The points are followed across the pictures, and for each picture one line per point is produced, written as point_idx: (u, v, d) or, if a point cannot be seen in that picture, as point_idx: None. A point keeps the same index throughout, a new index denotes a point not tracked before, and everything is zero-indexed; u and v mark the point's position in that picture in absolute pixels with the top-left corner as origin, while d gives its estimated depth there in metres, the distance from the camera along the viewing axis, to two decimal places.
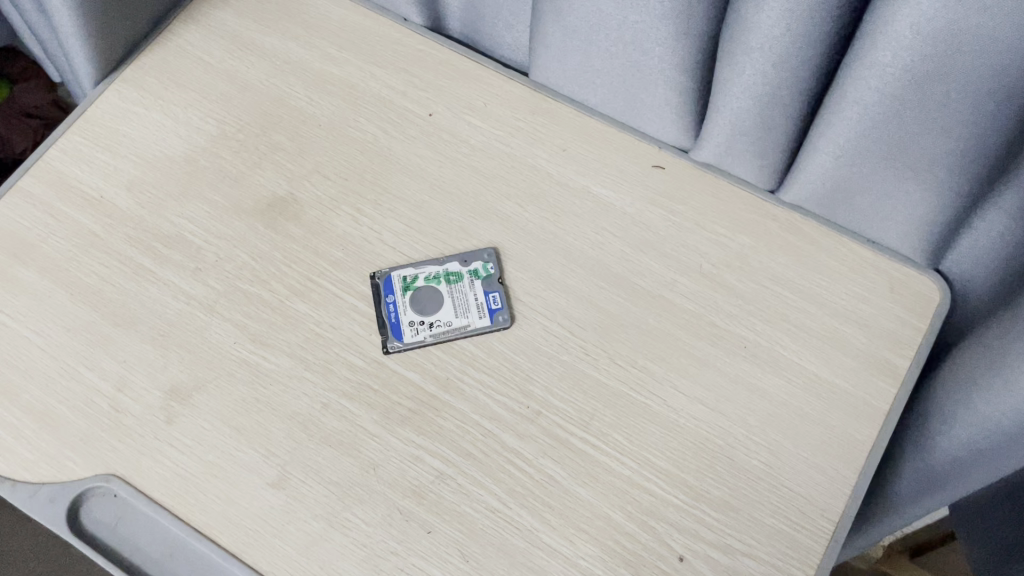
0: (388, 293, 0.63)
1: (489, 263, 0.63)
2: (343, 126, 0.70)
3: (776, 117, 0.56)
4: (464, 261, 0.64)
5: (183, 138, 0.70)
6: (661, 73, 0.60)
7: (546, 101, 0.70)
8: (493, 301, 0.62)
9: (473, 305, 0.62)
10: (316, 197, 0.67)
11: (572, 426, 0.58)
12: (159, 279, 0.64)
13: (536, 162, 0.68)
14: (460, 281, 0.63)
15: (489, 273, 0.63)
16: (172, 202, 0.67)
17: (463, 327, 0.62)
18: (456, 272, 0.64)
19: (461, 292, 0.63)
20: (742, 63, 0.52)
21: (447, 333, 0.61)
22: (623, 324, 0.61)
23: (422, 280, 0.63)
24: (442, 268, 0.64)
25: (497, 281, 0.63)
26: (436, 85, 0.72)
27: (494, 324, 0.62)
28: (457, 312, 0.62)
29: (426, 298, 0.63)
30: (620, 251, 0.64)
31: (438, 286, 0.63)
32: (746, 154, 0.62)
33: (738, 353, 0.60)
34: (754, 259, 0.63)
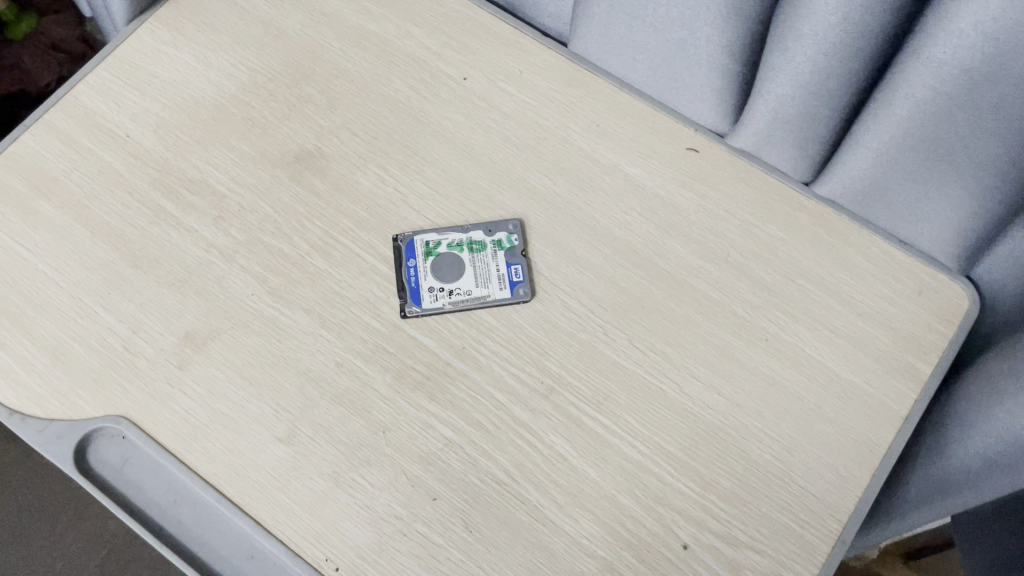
0: (408, 257, 0.62)
1: (513, 235, 0.63)
2: (375, 83, 0.69)
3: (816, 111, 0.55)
4: (488, 231, 0.63)
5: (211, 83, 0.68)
6: (707, 54, 0.57)
7: (583, 74, 0.68)
8: (514, 274, 0.61)
9: (495, 277, 0.61)
10: (343, 152, 0.66)
11: (585, 405, 0.58)
12: (180, 225, 0.64)
13: (568, 135, 0.66)
14: (483, 250, 0.62)
15: (513, 245, 0.62)
16: (197, 147, 0.66)
17: (483, 297, 0.61)
18: (479, 241, 0.63)
19: (483, 262, 0.62)
20: (793, 50, 0.51)
21: (466, 302, 0.61)
22: (645, 308, 0.61)
23: (445, 247, 0.63)
24: (465, 236, 0.63)
25: (520, 253, 0.62)
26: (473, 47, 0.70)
27: (513, 296, 0.61)
28: (478, 282, 0.62)
29: (446, 266, 0.62)
30: (646, 232, 0.63)
31: (460, 254, 0.63)
32: (782, 142, 0.60)
33: (759, 345, 0.59)
34: (782, 251, 0.62)
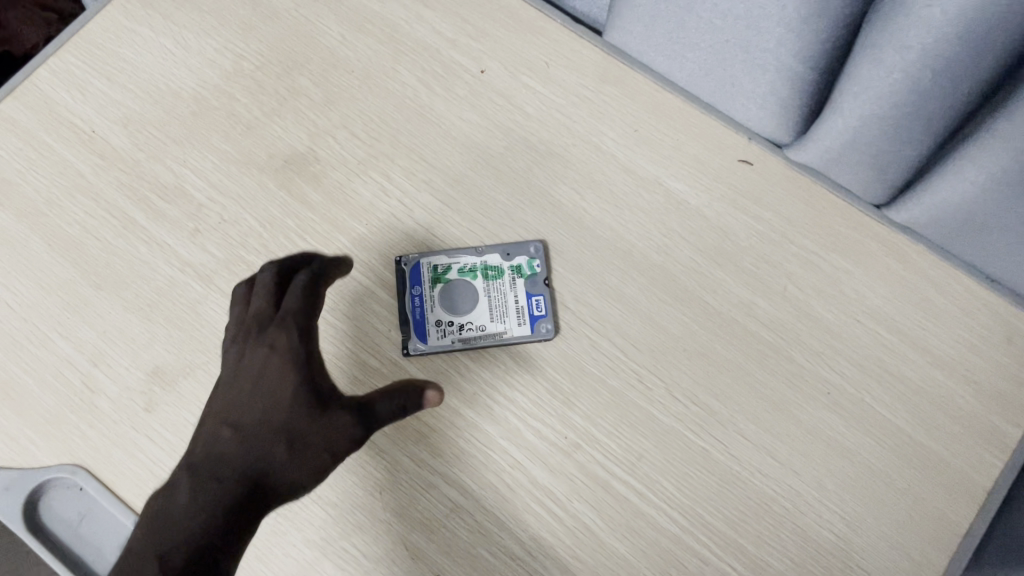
0: (413, 283, 0.54)
1: (535, 259, 0.54)
2: (379, 74, 0.59)
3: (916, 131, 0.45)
4: (506, 254, 0.54)
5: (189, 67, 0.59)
6: (776, 60, 0.47)
7: (617, 67, 0.58)
8: (536, 307, 0.53)
9: (513, 310, 0.53)
10: (340, 156, 0.57)
11: (615, 467, 0.50)
12: (151, 239, 0.55)
13: (601, 141, 0.57)
14: (499, 278, 0.54)
15: (535, 272, 0.54)
16: (172, 146, 0.57)
17: (498, 334, 0.53)
18: (495, 266, 0.55)
19: (499, 293, 0.54)
20: (889, 62, 0.41)
21: (479, 339, 0.53)
22: (687, 351, 0.52)
23: (455, 273, 0.55)
24: (480, 259, 0.55)
25: (543, 282, 0.53)
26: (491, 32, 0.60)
27: (534, 333, 0.52)
28: (493, 316, 0.54)
29: (457, 295, 0.54)
30: (690, 260, 0.54)
31: (473, 281, 0.55)
32: (860, 162, 0.50)
33: (817, 400, 0.51)
34: (848, 287, 0.53)
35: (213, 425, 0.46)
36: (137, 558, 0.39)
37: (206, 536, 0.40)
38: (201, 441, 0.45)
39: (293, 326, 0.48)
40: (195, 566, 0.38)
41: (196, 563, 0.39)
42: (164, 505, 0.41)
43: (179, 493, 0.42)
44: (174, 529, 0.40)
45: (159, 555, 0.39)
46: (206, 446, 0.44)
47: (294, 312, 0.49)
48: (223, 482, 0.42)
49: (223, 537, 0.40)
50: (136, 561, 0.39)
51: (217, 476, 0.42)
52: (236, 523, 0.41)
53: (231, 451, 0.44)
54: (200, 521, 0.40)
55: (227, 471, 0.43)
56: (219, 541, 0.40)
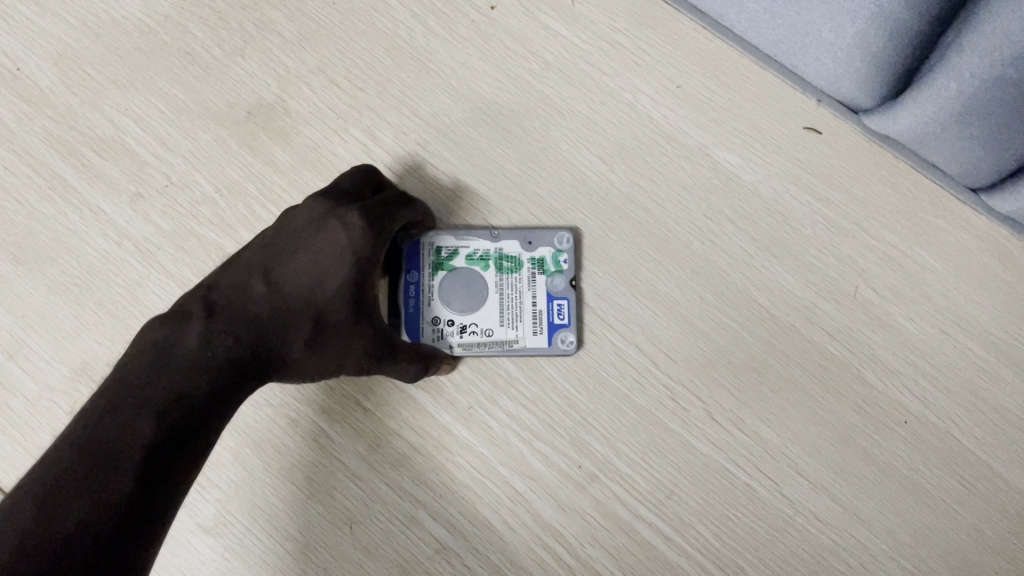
0: (410, 266, 0.43)
1: (561, 254, 0.43)
2: (366, 6, 0.48)
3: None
4: (527, 242, 0.43)
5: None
6: (869, 5, 0.36)
7: (657, 6, 0.47)
8: (557, 314, 0.42)
9: (528, 313, 0.43)
10: (315, 108, 0.47)
11: (638, 504, 0.41)
12: (83, 204, 0.46)
13: (636, 99, 0.46)
14: (516, 272, 0.43)
15: (560, 268, 0.43)
16: (112, 90, 0.47)
17: (507, 344, 0.42)
18: (512, 256, 0.43)
19: (515, 290, 0.43)
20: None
21: (483, 349, 0.42)
22: (732, 365, 0.43)
23: (463, 259, 0.43)
24: (494, 246, 0.43)
25: (569, 283, 0.43)
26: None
27: (551, 346, 0.42)
28: (504, 319, 0.42)
29: (461, 286, 0.43)
30: (739, 250, 0.44)
31: (484, 272, 0.43)
32: (980, 135, 0.38)
33: (890, 431, 0.42)
34: (934, 290, 0.43)
35: (246, 270, 0.36)
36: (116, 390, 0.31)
37: (197, 399, 0.32)
38: (234, 278, 0.36)
39: (375, 220, 0.39)
40: (172, 432, 0.31)
41: (178, 429, 0.31)
42: (172, 333, 0.33)
43: (192, 332, 0.33)
44: (173, 376, 0.32)
45: (138, 404, 0.30)
46: (236, 290, 0.35)
47: (383, 209, 0.39)
48: (238, 344, 0.34)
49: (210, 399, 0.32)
50: (121, 390, 0.31)
51: (236, 328, 0.34)
52: (230, 387, 0.33)
53: (263, 317, 0.35)
54: (198, 379, 0.32)
55: (248, 331, 0.34)
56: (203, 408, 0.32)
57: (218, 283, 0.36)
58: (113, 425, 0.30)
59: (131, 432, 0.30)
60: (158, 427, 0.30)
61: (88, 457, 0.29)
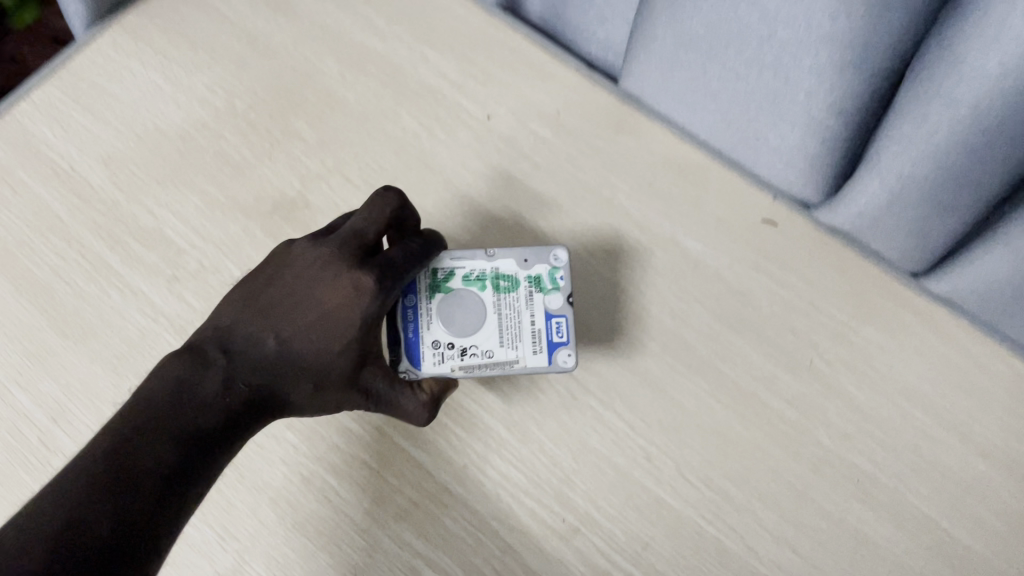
0: (408, 292, 0.49)
1: (556, 270, 0.49)
2: (379, 117, 0.55)
3: (963, 178, 0.39)
4: (525, 261, 0.50)
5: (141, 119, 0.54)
6: (805, 112, 0.43)
7: (634, 115, 0.53)
8: (554, 331, 0.48)
9: (527, 333, 0.49)
10: (333, 204, 0.53)
11: (616, 555, 0.45)
12: (125, 286, 0.52)
13: (612, 195, 0.53)
14: (513, 289, 0.49)
15: (555, 284, 0.49)
16: (155, 187, 0.54)
17: (508, 363, 0.48)
18: (509, 274, 0.50)
19: (512, 309, 0.49)
20: (931, 112, 0.37)
21: (485, 367, 0.48)
22: (700, 428, 0.47)
23: (461, 279, 0.49)
24: (491, 265, 0.50)
25: (563, 300, 0.49)
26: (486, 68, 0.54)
27: (549, 364, 0.48)
28: (502, 340, 0.49)
29: (461, 305, 0.49)
30: (705, 327, 0.49)
31: (482, 288, 0.49)
32: (910, 224, 0.44)
33: (842, 488, 0.46)
34: (881, 362, 0.48)
35: (262, 320, 0.44)
36: (140, 417, 0.39)
37: (209, 433, 0.41)
38: (251, 325, 0.44)
39: (382, 280, 0.46)
40: (185, 461, 0.39)
41: (191, 457, 0.40)
42: (191, 375, 0.42)
43: (211, 376, 0.42)
44: (189, 418, 0.40)
45: (159, 435, 0.39)
46: (249, 344, 0.44)
47: (391, 259, 0.47)
48: (244, 389, 0.43)
49: (212, 442, 0.41)
50: (150, 426, 0.39)
51: (242, 377, 0.43)
52: (233, 429, 0.42)
53: (269, 365, 0.44)
54: (203, 421, 0.41)
55: (252, 378, 0.43)
56: (206, 439, 0.40)
57: (233, 329, 0.44)
58: (141, 455, 0.38)
59: (158, 460, 0.38)
60: (176, 456, 0.39)
61: (111, 466, 0.37)
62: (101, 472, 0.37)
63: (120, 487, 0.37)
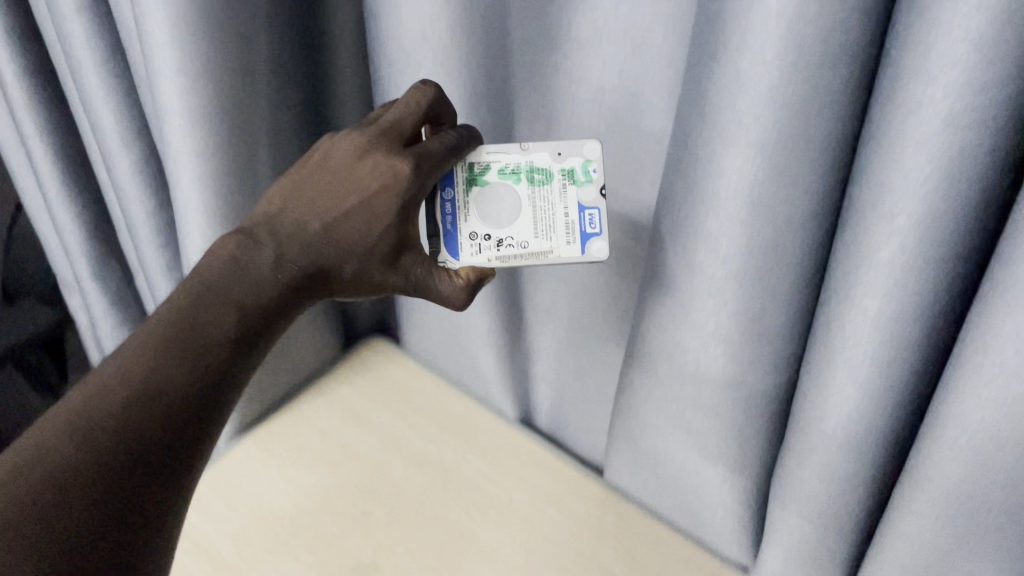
0: (446, 185, 0.51)
1: (590, 163, 0.51)
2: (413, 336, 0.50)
3: (931, 221, 0.34)
4: (558, 155, 0.51)
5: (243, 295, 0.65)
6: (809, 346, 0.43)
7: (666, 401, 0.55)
8: (588, 223, 0.51)
9: (561, 223, 0.51)
10: None
11: None
12: None
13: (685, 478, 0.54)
14: (547, 183, 0.51)
15: (589, 177, 0.51)
16: None
17: (543, 254, 0.51)
18: (543, 168, 0.51)
19: (546, 202, 0.51)
20: (867, 281, 0.38)
21: (520, 257, 0.51)
22: None
23: (496, 174, 0.51)
24: (525, 159, 0.51)
25: (596, 192, 0.51)
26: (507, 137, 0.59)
27: (583, 253, 0.51)
28: (537, 231, 0.51)
29: (496, 200, 0.51)
30: None
31: (517, 183, 0.51)
32: (875, 327, 0.38)
33: None
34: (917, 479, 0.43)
35: (310, 198, 0.47)
36: (172, 319, 0.42)
37: (245, 313, 0.44)
38: (302, 203, 0.47)
39: (417, 170, 0.46)
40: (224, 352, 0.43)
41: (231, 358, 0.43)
42: (242, 260, 0.45)
43: (263, 252, 0.45)
44: (229, 304, 0.44)
45: (190, 346, 0.42)
46: (292, 226, 0.46)
47: (427, 154, 0.47)
48: (294, 271, 0.46)
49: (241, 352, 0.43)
50: (189, 318, 0.42)
51: (291, 260, 0.46)
52: (280, 312, 0.46)
53: (315, 244, 0.46)
54: (229, 326, 0.43)
55: (303, 259, 0.46)
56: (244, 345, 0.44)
57: (288, 200, 0.47)
58: (191, 345, 0.42)
59: (206, 345, 0.42)
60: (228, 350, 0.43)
61: (138, 391, 0.39)
62: (114, 405, 0.39)
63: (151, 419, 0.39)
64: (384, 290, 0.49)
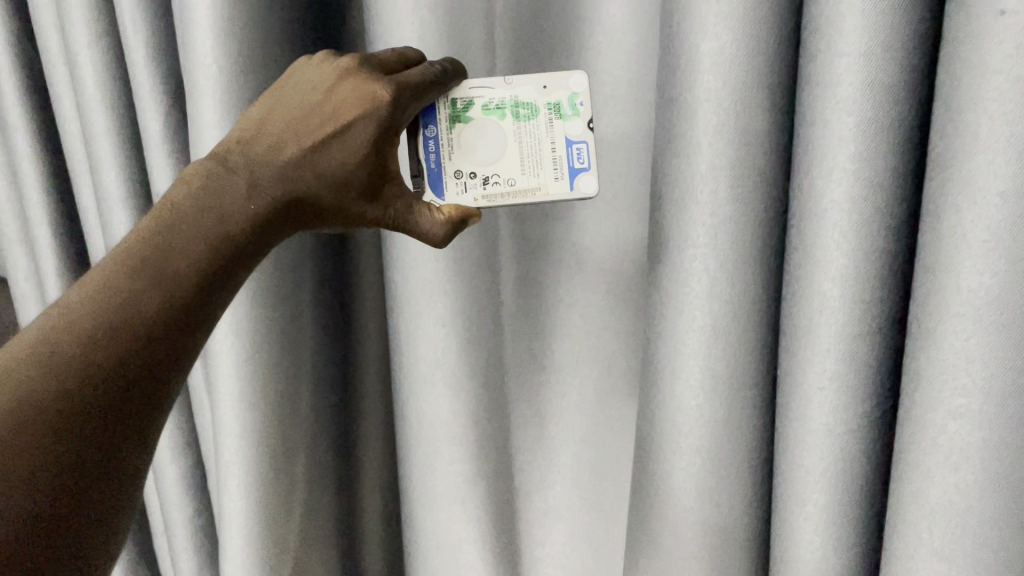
0: (428, 120, 0.47)
1: (575, 96, 0.47)
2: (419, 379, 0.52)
3: (873, 161, 0.35)
4: (543, 88, 0.47)
5: (255, 413, 0.52)
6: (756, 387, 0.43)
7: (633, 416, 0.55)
8: (576, 157, 0.47)
9: (548, 158, 0.47)
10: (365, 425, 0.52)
11: None
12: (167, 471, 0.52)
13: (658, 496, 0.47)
14: (532, 118, 0.47)
15: (575, 110, 0.47)
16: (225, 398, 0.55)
17: (533, 189, 0.47)
18: (527, 103, 0.47)
19: (532, 136, 0.47)
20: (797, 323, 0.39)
21: (509, 194, 0.47)
22: None
23: (479, 109, 0.47)
24: (509, 93, 0.47)
25: (584, 125, 0.47)
26: (534, 312, 0.56)
27: (574, 187, 0.47)
28: (524, 166, 0.47)
29: (481, 139, 0.47)
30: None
31: (501, 119, 0.47)
32: (836, 319, 0.37)
33: None
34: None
35: (281, 128, 0.42)
36: (149, 242, 0.38)
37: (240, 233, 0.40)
38: (274, 130, 0.42)
39: (398, 101, 0.42)
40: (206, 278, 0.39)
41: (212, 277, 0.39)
42: (214, 186, 0.40)
43: (236, 176, 0.41)
44: (211, 231, 0.39)
45: (167, 274, 0.38)
46: (267, 148, 0.42)
47: (410, 85, 0.43)
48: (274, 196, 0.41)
49: (216, 287, 0.39)
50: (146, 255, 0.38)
51: (264, 185, 0.41)
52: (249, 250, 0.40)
53: (290, 169, 0.42)
54: (200, 259, 0.39)
55: (278, 184, 0.41)
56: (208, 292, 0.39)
57: (260, 129, 0.42)
58: (151, 281, 0.37)
59: (170, 281, 0.38)
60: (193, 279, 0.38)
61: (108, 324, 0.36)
62: (83, 340, 0.35)
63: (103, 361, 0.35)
64: (362, 220, 0.44)
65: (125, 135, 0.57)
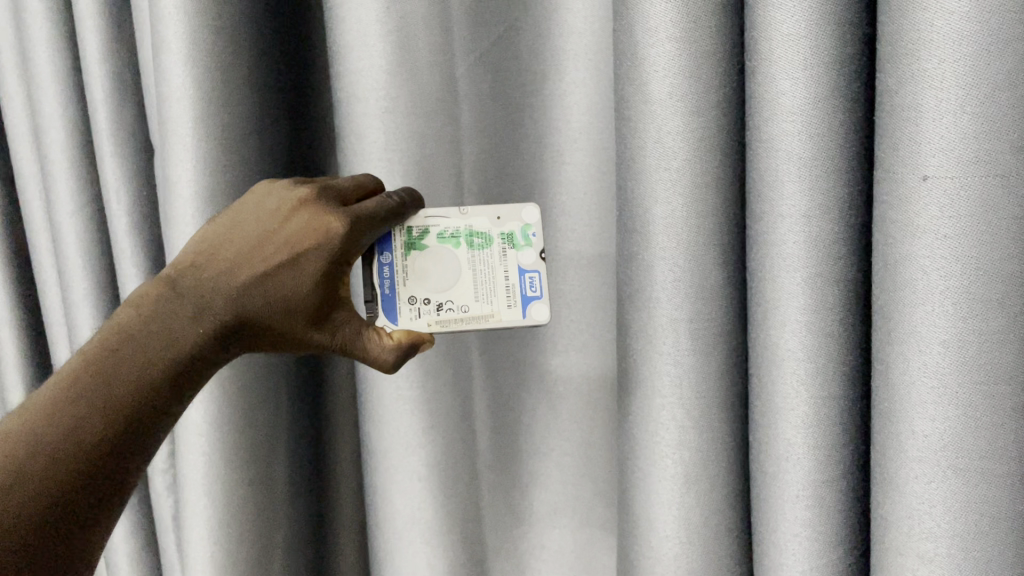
0: (384, 247, 0.44)
1: (529, 227, 0.45)
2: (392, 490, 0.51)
3: (821, 308, 0.36)
4: (496, 218, 0.45)
5: (233, 555, 0.51)
6: (728, 496, 0.41)
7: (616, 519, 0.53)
8: (529, 286, 0.44)
9: (502, 288, 0.44)
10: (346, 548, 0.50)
11: None
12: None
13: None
14: (486, 248, 0.44)
15: (529, 241, 0.45)
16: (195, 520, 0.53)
17: (485, 318, 0.44)
18: (482, 233, 0.45)
19: (486, 264, 0.44)
20: (757, 431, 0.39)
21: (461, 323, 0.43)
22: None
23: (434, 237, 0.44)
24: (464, 222, 0.44)
25: (537, 256, 0.45)
26: (512, 409, 0.54)
27: (525, 318, 0.44)
28: (477, 295, 0.44)
29: (435, 266, 0.44)
30: None
31: (455, 248, 0.44)
32: (795, 433, 0.37)
33: None
34: None
35: (232, 254, 0.40)
36: (98, 362, 0.37)
37: (190, 349, 0.38)
38: (227, 255, 0.40)
39: (355, 229, 0.40)
40: (160, 390, 0.38)
41: (164, 391, 0.38)
42: (160, 308, 0.38)
43: (183, 300, 0.38)
44: (165, 346, 0.38)
45: (112, 397, 0.36)
46: (212, 278, 0.39)
47: (368, 214, 0.40)
48: (223, 320, 0.39)
49: (166, 400, 0.38)
50: (103, 364, 0.37)
51: (210, 310, 0.39)
52: (195, 371, 0.39)
53: (236, 296, 0.39)
54: (149, 380, 0.37)
55: (223, 310, 0.39)
56: (150, 414, 0.38)
57: (213, 252, 0.39)
58: (107, 389, 0.37)
59: (128, 388, 0.37)
60: (148, 388, 0.37)
61: (57, 443, 0.35)
62: (42, 461, 0.35)
63: (63, 477, 0.35)
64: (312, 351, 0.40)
65: (100, 273, 0.56)
